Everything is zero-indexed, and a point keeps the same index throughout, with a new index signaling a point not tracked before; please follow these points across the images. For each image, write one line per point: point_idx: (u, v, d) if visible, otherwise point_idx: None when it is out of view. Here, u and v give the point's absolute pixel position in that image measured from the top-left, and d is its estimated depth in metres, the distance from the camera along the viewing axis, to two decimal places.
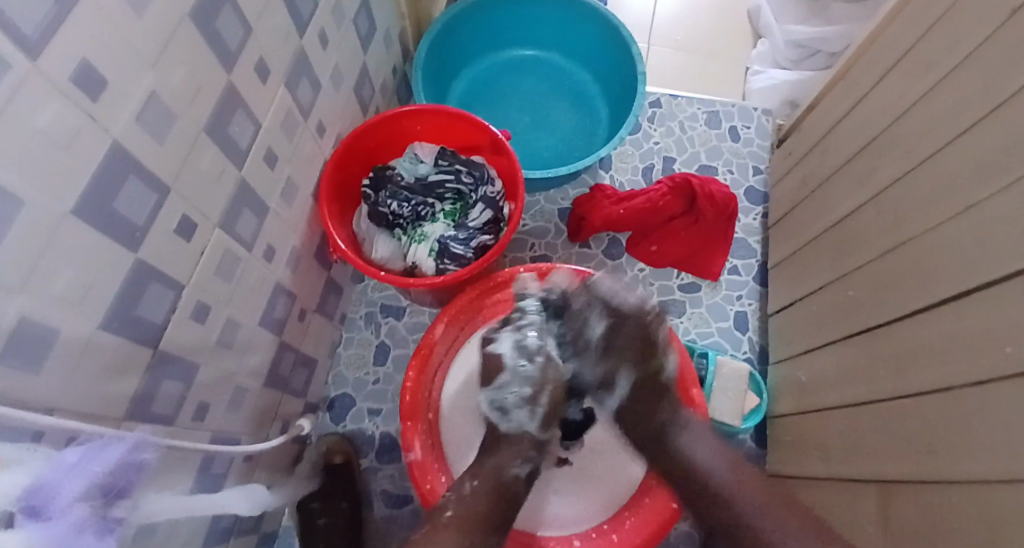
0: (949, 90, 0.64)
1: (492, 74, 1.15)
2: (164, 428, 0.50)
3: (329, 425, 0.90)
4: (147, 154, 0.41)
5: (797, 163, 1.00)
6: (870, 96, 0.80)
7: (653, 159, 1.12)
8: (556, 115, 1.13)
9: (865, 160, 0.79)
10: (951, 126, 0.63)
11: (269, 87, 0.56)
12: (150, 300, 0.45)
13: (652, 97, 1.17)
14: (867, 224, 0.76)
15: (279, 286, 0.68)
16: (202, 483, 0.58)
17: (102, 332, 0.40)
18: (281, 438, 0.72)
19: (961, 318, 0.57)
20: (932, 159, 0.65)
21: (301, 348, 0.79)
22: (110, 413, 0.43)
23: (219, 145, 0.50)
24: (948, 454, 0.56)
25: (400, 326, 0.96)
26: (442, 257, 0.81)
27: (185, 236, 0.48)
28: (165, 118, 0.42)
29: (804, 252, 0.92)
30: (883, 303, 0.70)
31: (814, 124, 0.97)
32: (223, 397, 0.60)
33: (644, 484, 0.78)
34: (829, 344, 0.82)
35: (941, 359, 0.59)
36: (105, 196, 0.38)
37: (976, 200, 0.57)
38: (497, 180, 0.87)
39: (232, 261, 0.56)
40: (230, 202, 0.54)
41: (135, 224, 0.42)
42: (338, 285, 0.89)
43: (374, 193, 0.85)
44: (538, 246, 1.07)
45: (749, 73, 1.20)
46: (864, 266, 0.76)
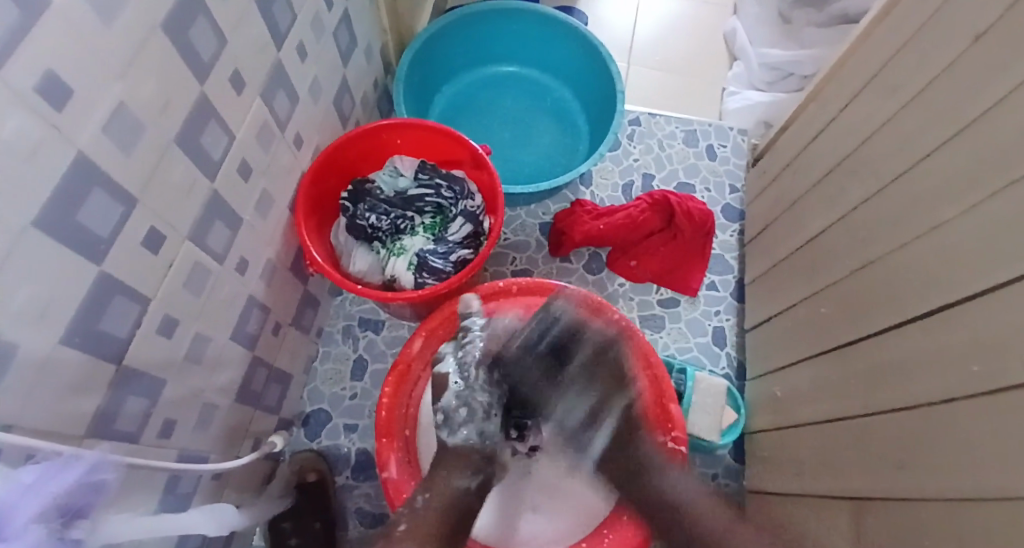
0: (914, 114, 0.66)
1: (474, 91, 1.16)
2: (127, 446, 0.49)
3: (303, 442, 0.88)
4: (114, 164, 0.40)
5: (771, 182, 1.02)
6: (840, 118, 0.82)
7: (632, 175, 1.13)
8: (537, 131, 1.14)
9: (835, 181, 0.81)
10: (917, 149, 0.65)
11: (245, 98, 0.56)
12: (114, 314, 0.44)
13: (632, 115, 1.19)
14: (838, 242, 0.78)
15: (252, 300, 0.67)
16: (167, 504, 0.57)
17: (63, 346, 0.39)
18: (252, 456, 0.70)
19: (930, 334, 0.58)
20: (900, 181, 0.67)
21: (275, 363, 0.78)
22: (70, 431, 0.42)
23: (191, 157, 0.49)
24: (920, 469, 0.57)
25: (378, 340, 0.95)
26: (421, 271, 0.81)
27: (153, 248, 0.47)
28: (135, 129, 0.42)
29: (778, 267, 0.94)
30: (855, 321, 0.72)
31: (787, 143, 0.99)
32: (191, 413, 0.59)
33: (623, 501, 0.76)
34: (803, 359, 0.83)
35: (910, 376, 0.60)
36: (69, 207, 0.37)
37: (941, 221, 0.59)
38: (476, 195, 0.88)
39: (203, 274, 0.55)
40: (202, 214, 0.53)
41: (101, 236, 0.41)
42: (314, 299, 0.87)
43: (352, 206, 0.85)
44: (518, 260, 1.07)
45: (725, 94, 1.23)
46: (836, 283, 0.77)
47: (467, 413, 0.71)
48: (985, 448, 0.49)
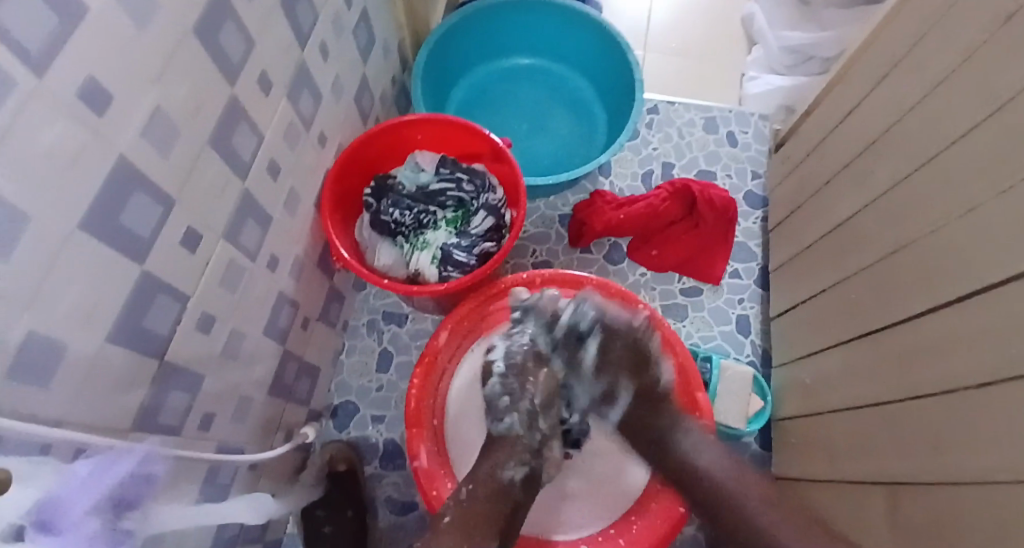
0: (945, 95, 0.64)
1: (491, 83, 1.16)
2: (171, 439, 0.51)
3: (333, 434, 0.90)
4: (152, 167, 0.42)
5: (795, 167, 1.00)
6: (867, 101, 0.81)
7: (652, 164, 1.13)
8: (555, 122, 1.14)
9: (862, 165, 0.80)
10: (948, 130, 0.63)
11: (272, 98, 0.57)
12: (156, 312, 0.45)
13: (650, 103, 1.18)
14: (867, 227, 0.77)
15: (282, 296, 0.69)
16: (208, 493, 0.59)
17: (110, 344, 0.41)
18: (286, 447, 0.72)
19: (961, 320, 0.58)
20: (930, 164, 0.66)
21: (304, 357, 0.80)
22: (118, 425, 0.43)
23: (223, 158, 0.50)
24: (953, 455, 0.56)
25: (403, 333, 0.96)
26: (445, 264, 0.82)
27: (190, 247, 0.48)
28: (171, 132, 0.43)
29: (806, 254, 0.92)
30: (885, 307, 0.71)
31: (812, 128, 0.97)
32: (228, 406, 0.60)
33: (649, 490, 0.77)
34: (832, 347, 0.82)
35: (942, 363, 0.60)
36: (112, 209, 0.38)
37: (974, 204, 0.58)
38: (498, 188, 0.88)
39: (237, 271, 0.56)
40: (234, 213, 0.54)
41: (142, 236, 0.42)
42: (340, 294, 0.89)
43: (375, 202, 0.86)
44: (539, 252, 1.07)
45: (745, 78, 1.22)
46: (865, 269, 0.76)
47: (509, 400, 0.71)
48: (1018, 435, 0.49)
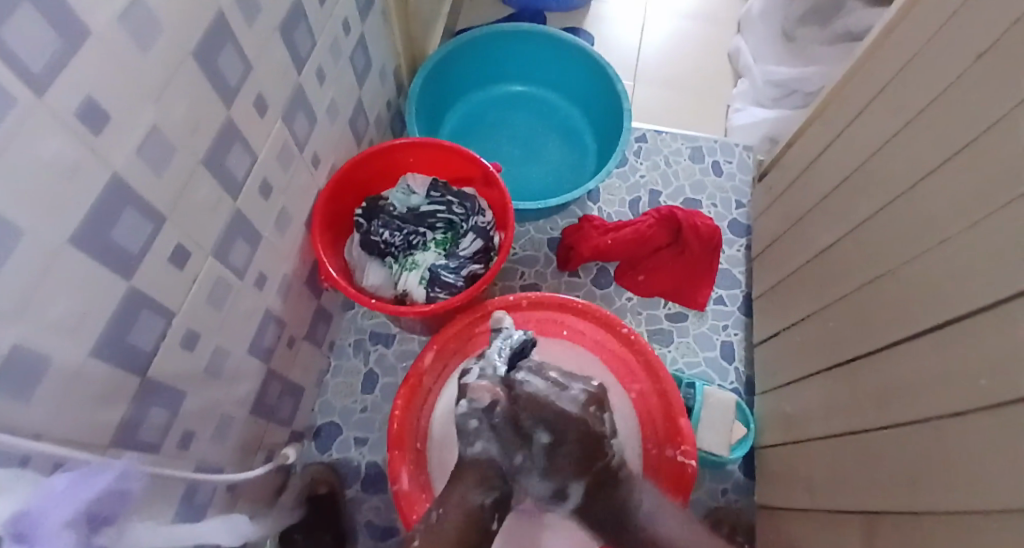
0: (918, 134, 0.67)
1: (484, 109, 1.18)
2: (151, 456, 0.50)
3: (314, 455, 0.90)
4: (146, 184, 0.42)
5: (778, 198, 1.03)
6: (845, 137, 0.84)
7: (639, 191, 1.15)
8: (545, 148, 1.16)
9: (841, 197, 0.82)
10: (920, 168, 0.66)
11: (267, 120, 0.58)
12: (141, 327, 0.45)
13: (639, 132, 1.20)
14: (846, 257, 0.79)
15: (269, 313, 0.69)
16: (185, 514, 0.58)
17: (93, 358, 0.41)
18: (266, 468, 0.71)
19: (937, 350, 0.59)
20: (908, 196, 0.68)
21: (289, 375, 0.80)
22: (97, 440, 0.43)
23: (216, 176, 0.51)
24: (930, 484, 0.57)
25: (389, 354, 0.96)
26: (433, 286, 0.82)
27: (178, 263, 0.48)
28: (166, 150, 0.43)
29: (785, 283, 0.95)
30: (864, 335, 0.72)
31: (793, 159, 1.00)
32: (209, 424, 0.60)
33: None
34: (813, 374, 0.83)
35: (919, 390, 0.61)
36: (104, 224, 0.39)
37: (949, 236, 0.60)
38: (487, 211, 0.89)
39: (224, 289, 0.57)
40: (224, 230, 0.55)
41: (132, 252, 0.42)
42: (327, 313, 0.89)
43: (366, 222, 0.86)
44: (527, 275, 1.08)
45: (731, 111, 1.25)
46: (844, 298, 0.78)
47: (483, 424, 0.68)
48: (991, 464, 0.50)
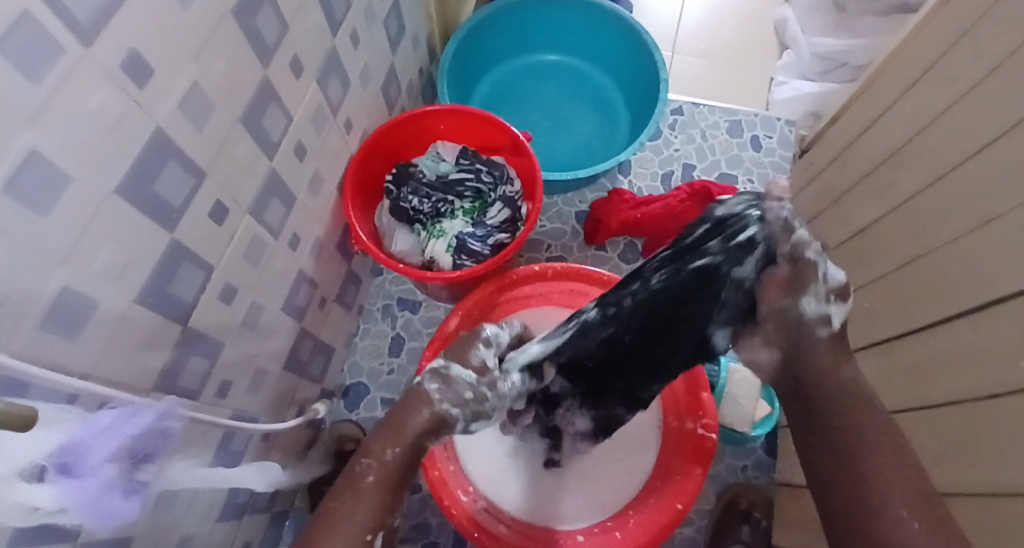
0: (969, 106, 0.64)
1: (516, 78, 1.17)
2: (190, 402, 0.53)
3: (343, 413, 0.93)
4: (186, 140, 0.44)
5: (817, 174, 1.00)
6: (892, 111, 0.80)
7: (672, 165, 1.13)
8: (577, 120, 1.15)
9: (884, 175, 0.79)
10: (970, 143, 0.63)
11: (302, 82, 0.59)
12: (182, 279, 0.48)
13: (675, 104, 1.17)
14: (886, 236, 0.76)
15: (302, 274, 0.71)
16: (222, 458, 0.61)
17: (137, 306, 0.43)
18: (298, 420, 0.75)
19: (976, 333, 0.57)
20: (954, 174, 0.65)
21: (320, 335, 0.82)
22: (141, 383, 0.46)
23: (252, 136, 0.52)
24: (956, 469, 0.56)
25: (415, 320, 0.98)
26: (459, 253, 0.83)
27: (217, 219, 0.50)
28: (206, 107, 0.45)
29: (820, 262, 0.92)
30: (899, 317, 0.70)
31: (837, 135, 0.97)
32: (245, 375, 0.63)
33: (650, 486, 0.78)
34: (843, 355, 0.82)
35: (952, 375, 0.59)
36: (147, 177, 0.41)
37: (993, 215, 0.57)
38: (516, 180, 0.89)
39: (259, 247, 0.59)
40: (260, 189, 0.56)
41: (174, 206, 0.44)
42: (357, 277, 0.91)
43: (395, 188, 0.87)
44: (554, 247, 1.08)
45: (773, 83, 1.21)
46: (881, 279, 0.76)
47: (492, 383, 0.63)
48: (1020, 450, 0.49)
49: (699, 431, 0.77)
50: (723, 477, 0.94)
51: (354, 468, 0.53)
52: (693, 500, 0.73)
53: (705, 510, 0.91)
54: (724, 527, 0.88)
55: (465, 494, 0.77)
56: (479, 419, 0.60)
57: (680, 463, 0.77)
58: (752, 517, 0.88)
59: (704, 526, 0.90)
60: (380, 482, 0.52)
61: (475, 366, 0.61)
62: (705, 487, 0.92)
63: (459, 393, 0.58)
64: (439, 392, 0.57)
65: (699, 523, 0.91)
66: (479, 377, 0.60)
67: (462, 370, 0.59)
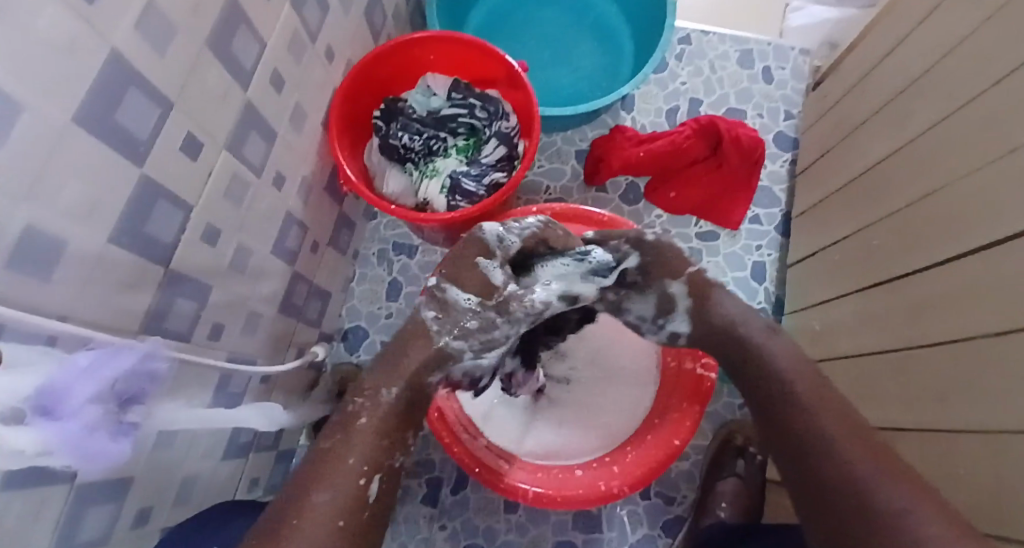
0: (999, 23, 0.58)
1: (512, 6, 1.10)
2: (180, 344, 0.52)
3: (343, 356, 0.93)
4: (148, 65, 0.40)
5: (830, 108, 0.95)
6: (914, 35, 0.74)
7: (678, 100, 1.07)
8: (577, 51, 1.08)
9: (902, 105, 0.74)
10: (997, 66, 0.58)
11: (274, 4, 0.54)
12: (159, 218, 0.46)
13: (682, 33, 1.10)
14: (898, 170, 0.73)
15: (291, 216, 0.69)
16: (221, 400, 0.61)
17: (113, 245, 0.41)
18: (297, 362, 0.75)
19: (988, 269, 0.55)
20: (977, 101, 0.60)
21: (315, 279, 0.81)
22: (126, 325, 0.45)
23: (223, 63, 0.49)
24: (958, 406, 0.56)
25: (412, 264, 0.97)
26: (453, 194, 0.81)
27: (191, 155, 0.48)
28: (167, 28, 0.41)
29: (829, 200, 0.89)
30: (908, 254, 0.68)
31: (853, 63, 0.91)
32: (237, 319, 0.62)
33: (649, 423, 0.78)
34: (847, 294, 0.80)
35: (959, 311, 0.58)
36: (107, 105, 0.38)
37: (1013, 146, 0.53)
38: (511, 116, 0.85)
39: (241, 186, 0.56)
40: (237, 123, 0.53)
41: (140, 138, 0.42)
42: (350, 221, 0.89)
43: (385, 125, 0.84)
44: (553, 189, 1.05)
45: (787, 9, 1.12)
46: (891, 215, 0.73)
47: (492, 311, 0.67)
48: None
49: (698, 371, 0.77)
50: (720, 414, 0.94)
51: (347, 408, 0.59)
52: (690, 437, 0.74)
53: (701, 446, 0.92)
54: (718, 461, 0.89)
55: (464, 432, 0.77)
56: (493, 345, 0.67)
57: (678, 402, 0.77)
58: (747, 452, 0.89)
59: (700, 461, 0.91)
60: (372, 421, 0.58)
61: (482, 289, 0.66)
62: (702, 425, 0.93)
63: (458, 321, 0.65)
64: (438, 322, 0.66)
65: (695, 458, 0.92)
66: (480, 300, 0.66)
67: (463, 294, 0.66)
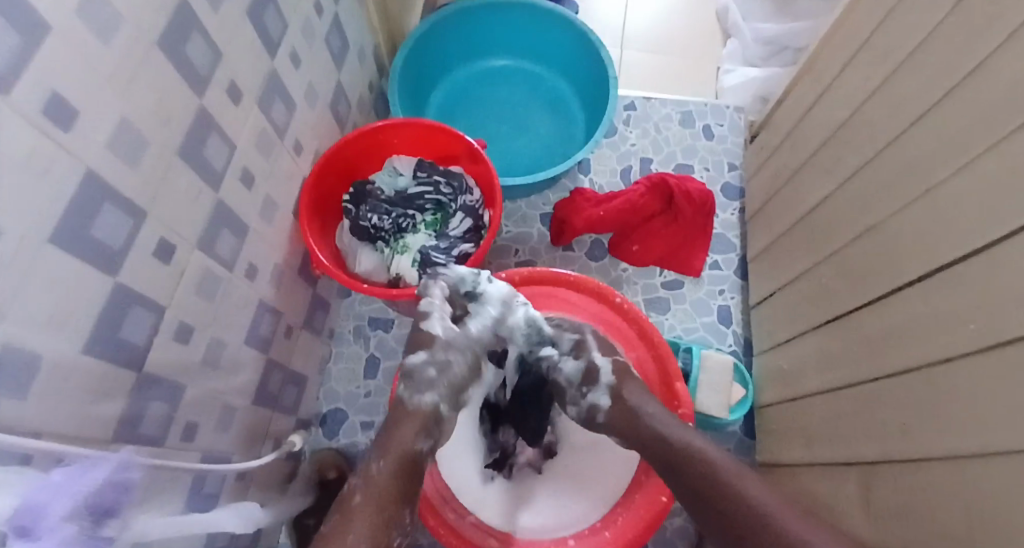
0: (904, 80, 0.66)
1: (469, 85, 1.17)
2: (152, 449, 0.51)
3: (322, 442, 0.91)
4: (121, 179, 0.42)
5: (769, 157, 1.02)
6: (832, 90, 0.82)
7: (630, 160, 1.14)
8: (533, 123, 1.15)
9: (831, 152, 0.81)
10: (906, 116, 0.65)
11: (242, 108, 0.57)
12: (132, 323, 0.46)
13: (627, 100, 1.19)
14: (836, 211, 0.78)
15: (264, 304, 0.69)
16: (195, 504, 0.59)
17: (85, 355, 0.41)
18: (273, 455, 0.73)
19: (930, 297, 0.59)
20: (895, 146, 0.67)
21: (289, 365, 0.80)
22: (97, 435, 0.44)
23: (194, 167, 0.51)
24: (922, 431, 0.58)
25: (388, 338, 0.97)
26: (425, 267, 0.82)
27: (164, 257, 0.49)
28: (140, 142, 0.43)
29: (779, 242, 0.94)
30: (856, 286, 0.72)
31: (783, 118, 0.99)
32: (211, 415, 0.61)
33: (636, 481, 0.77)
34: (808, 330, 0.83)
35: (910, 337, 0.61)
36: (83, 220, 0.39)
37: (936, 182, 0.59)
38: (475, 189, 0.89)
39: (213, 282, 0.57)
40: (208, 222, 0.54)
41: (113, 248, 0.42)
42: (323, 301, 0.90)
43: (355, 207, 0.87)
44: (521, 253, 1.08)
45: (721, 72, 1.23)
46: (836, 253, 0.78)
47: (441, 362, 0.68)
48: (981, 409, 0.51)
49: None
50: None
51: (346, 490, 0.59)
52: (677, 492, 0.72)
53: None
54: None
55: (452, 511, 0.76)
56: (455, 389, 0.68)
57: None
58: None
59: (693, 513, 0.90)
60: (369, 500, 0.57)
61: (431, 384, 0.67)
62: None
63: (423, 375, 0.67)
64: (407, 390, 0.66)
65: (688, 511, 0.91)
66: (440, 396, 0.67)
67: (416, 356, 0.68)
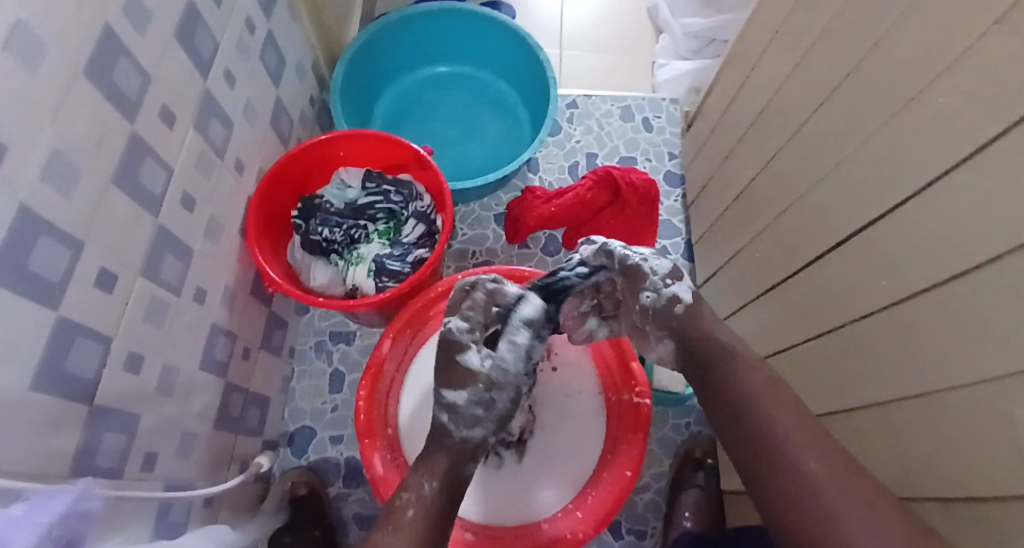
0: (811, 65, 0.71)
1: (412, 94, 1.18)
2: (112, 481, 0.50)
3: (291, 461, 0.90)
4: (56, 210, 0.41)
5: (703, 144, 1.07)
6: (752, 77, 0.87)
7: (576, 156, 1.17)
8: (479, 127, 1.17)
9: (756, 135, 0.86)
10: (813, 99, 0.70)
11: (177, 131, 0.57)
12: (79, 355, 0.45)
13: (568, 99, 1.22)
14: (763, 191, 0.83)
15: (217, 327, 0.68)
16: (161, 533, 0.58)
17: (33, 390, 0.41)
18: (240, 478, 0.72)
19: (848, 263, 0.63)
20: (807, 127, 0.72)
21: (250, 386, 0.80)
22: (51, 471, 0.43)
23: (131, 194, 0.50)
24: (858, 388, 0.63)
25: (352, 350, 0.97)
26: (380, 275, 0.83)
27: (107, 287, 0.48)
28: (74, 171, 0.43)
29: (717, 224, 0.99)
30: (787, 258, 0.77)
31: (712, 106, 1.04)
32: (171, 442, 0.60)
33: (602, 461, 0.80)
34: (750, 303, 0.88)
35: (837, 302, 0.66)
36: (20, 254, 0.38)
37: (842, 156, 0.64)
38: (425, 195, 0.90)
39: (161, 306, 0.56)
40: (151, 248, 0.54)
41: (53, 280, 0.42)
42: (281, 319, 0.89)
43: (304, 222, 0.86)
44: (478, 254, 1.10)
45: (655, 67, 1.28)
46: (767, 230, 0.82)
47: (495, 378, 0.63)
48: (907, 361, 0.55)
49: (635, 400, 0.81)
50: (670, 437, 0.97)
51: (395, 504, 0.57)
52: (640, 465, 0.76)
53: (660, 472, 0.95)
54: (679, 478, 0.92)
55: None
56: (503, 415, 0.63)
57: (625, 435, 0.79)
58: (705, 464, 0.93)
59: (661, 488, 0.94)
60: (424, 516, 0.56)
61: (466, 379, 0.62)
62: (655, 451, 0.96)
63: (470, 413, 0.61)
64: (453, 422, 0.61)
65: (656, 486, 0.94)
66: (474, 390, 0.61)
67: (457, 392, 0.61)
